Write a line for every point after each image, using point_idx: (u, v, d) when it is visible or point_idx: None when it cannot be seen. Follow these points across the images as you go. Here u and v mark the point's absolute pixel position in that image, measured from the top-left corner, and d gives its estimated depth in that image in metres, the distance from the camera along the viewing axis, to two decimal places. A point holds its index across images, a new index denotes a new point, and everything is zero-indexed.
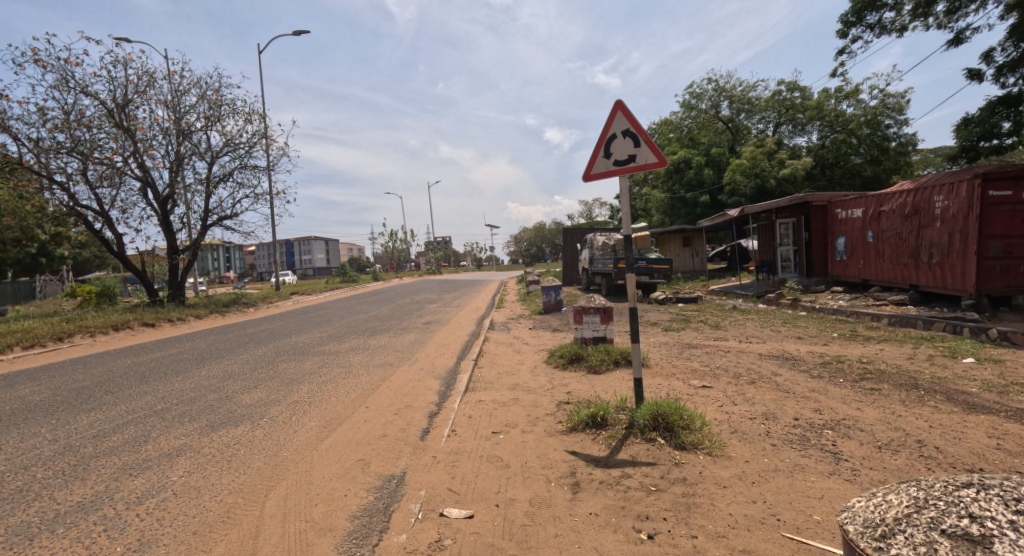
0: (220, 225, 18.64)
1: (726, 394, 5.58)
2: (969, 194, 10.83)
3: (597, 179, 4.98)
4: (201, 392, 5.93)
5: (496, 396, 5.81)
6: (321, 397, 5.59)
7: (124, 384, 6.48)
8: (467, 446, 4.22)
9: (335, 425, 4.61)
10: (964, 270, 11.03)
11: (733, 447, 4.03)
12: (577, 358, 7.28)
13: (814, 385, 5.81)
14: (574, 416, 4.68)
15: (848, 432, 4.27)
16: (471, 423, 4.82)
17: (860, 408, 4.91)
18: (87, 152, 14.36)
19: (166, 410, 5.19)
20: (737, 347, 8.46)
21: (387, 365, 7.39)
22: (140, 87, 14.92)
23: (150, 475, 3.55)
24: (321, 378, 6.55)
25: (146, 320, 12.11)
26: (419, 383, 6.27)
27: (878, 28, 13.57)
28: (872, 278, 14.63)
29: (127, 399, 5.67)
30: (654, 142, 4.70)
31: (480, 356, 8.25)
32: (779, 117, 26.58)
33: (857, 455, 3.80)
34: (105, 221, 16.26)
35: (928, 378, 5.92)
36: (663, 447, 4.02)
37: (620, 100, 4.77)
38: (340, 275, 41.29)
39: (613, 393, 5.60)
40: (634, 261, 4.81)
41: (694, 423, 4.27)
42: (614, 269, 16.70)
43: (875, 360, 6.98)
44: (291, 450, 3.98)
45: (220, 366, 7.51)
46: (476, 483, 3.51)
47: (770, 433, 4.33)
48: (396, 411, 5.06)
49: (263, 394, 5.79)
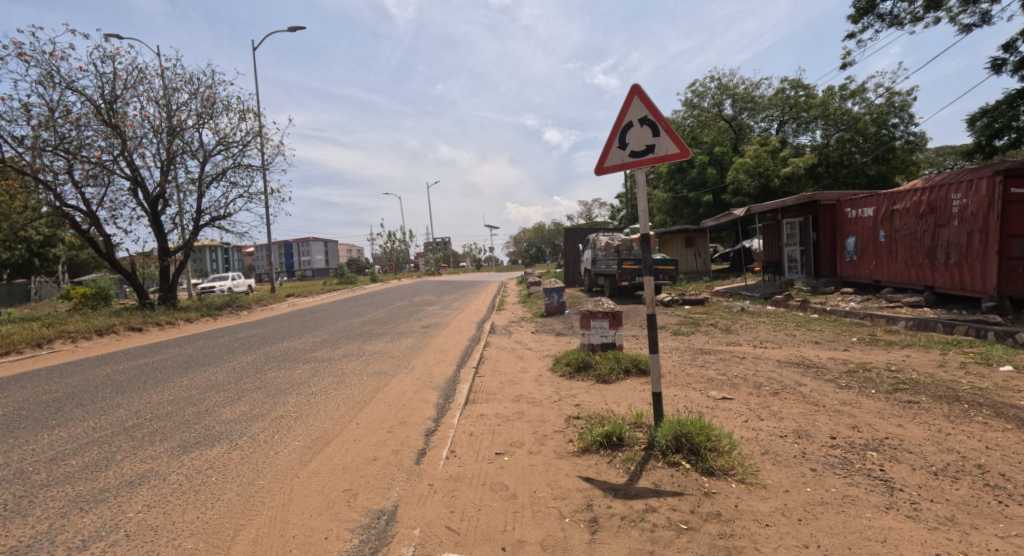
0: (212, 225, 18.10)
1: (750, 407, 5.11)
2: (990, 191, 10.37)
3: (611, 172, 4.53)
4: (179, 406, 5.44)
5: (498, 409, 5.34)
6: (308, 412, 5.13)
7: (97, 396, 6.00)
8: (468, 472, 3.75)
9: (320, 446, 4.14)
10: (984, 270, 10.59)
11: (767, 473, 3.57)
12: (585, 366, 6.78)
13: (845, 398, 5.34)
14: (586, 435, 4.21)
15: (895, 454, 3.81)
16: (472, 443, 4.35)
17: (902, 424, 4.44)
18: (74, 150, 13.87)
19: (136, 427, 4.70)
20: (753, 353, 7.99)
21: (382, 374, 6.92)
22: (129, 83, 14.42)
23: (103, 510, 3.06)
24: (310, 389, 6.06)
25: (133, 324, 11.67)
26: (415, 395, 5.80)
27: (889, 18, 13.15)
28: (884, 278, 14.16)
29: (98, 414, 5.19)
30: (675, 130, 4.24)
31: (481, 363, 7.75)
32: (783, 115, 26.16)
33: (911, 483, 3.34)
34: (94, 222, 15.75)
35: (968, 389, 5.43)
36: (689, 473, 3.55)
37: (637, 84, 4.32)
38: (336, 276, 40.65)
39: (626, 407, 5.13)
40: (652, 263, 4.33)
41: (722, 444, 3.81)
42: (618, 269, 16.24)
43: (905, 369, 6.47)
44: (268, 478, 3.51)
45: (203, 375, 7.03)
46: (478, 521, 3.04)
47: (807, 455, 3.86)
48: (389, 429, 4.59)
49: (246, 408, 5.31)
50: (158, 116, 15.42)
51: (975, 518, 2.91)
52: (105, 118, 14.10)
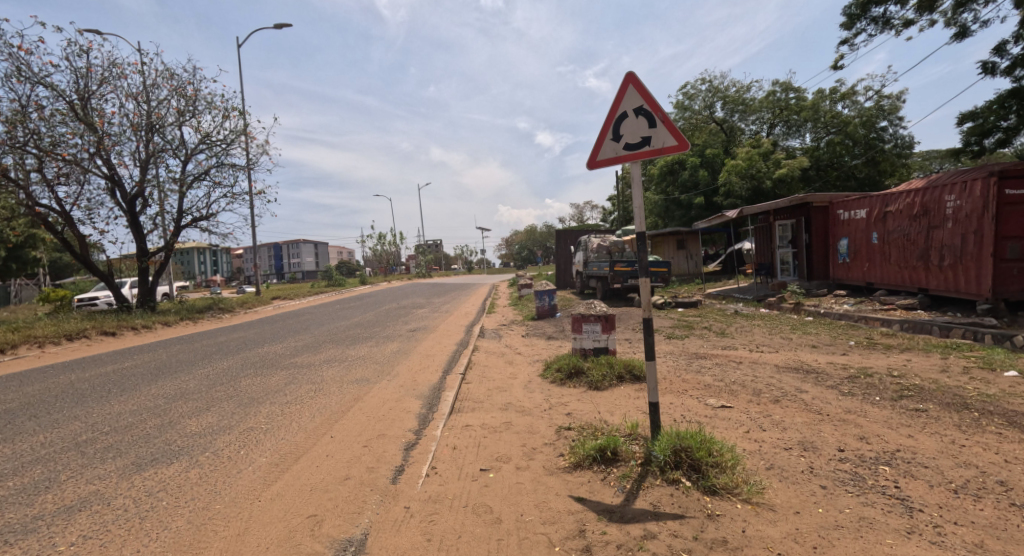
0: (194, 226, 17.59)
1: (750, 416, 4.83)
2: (984, 193, 10.24)
3: (605, 166, 4.26)
4: (141, 417, 5.06)
5: (485, 419, 5.02)
6: (281, 423, 4.79)
7: (54, 406, 5.59)
8: (448, 491, 3.42)
9: (288, 463, 3.79)
10: (979, 273, 10.45)
11: (774, 491, 3.27)
12: (576, 372, 6.48)
13: (848, 405, 5.09)
14: (578, 450, 3.90)
15: (909, 470, 3.52)
16: (455, 458, 4.02)
17: (912, 435, 4.18)
18: (46, 147, 13.38)
19: (89, 442, 4.33)
20: (750, 357, 7.75)
21: (364, 381, 6.57)
22: (106, 77, 13.91)
23: (29, 544, 2.70)
24: (285, 398, 5.69)
25: (106, 328, 11.20)
26: (396, 404, 5.46)
27: (882, 21, 13.02)
28: (877, 281, 14.02)
29: (51, 427, 4.80)
30: (673, 121, 3.95)
31: (468, 369, 7.41)
32: (774, 117, 26.09)
33: (931, 503, 3.06)
34: (68, 221, 15.20)
35: (975, 396, 5.18)
36: (690, 492, 3.25)
37: (632, 71, 4.04)
38: (326, 279, 40.07)
39: (621, 417, 4.83)
40: (648, 264, 4.01)
41: (725, 460, 3.52)
42: (610, 271, 15.98)
43: (908, 375, 6.22)
44: (226, 502, 3.16)
45: (174, 382, 6.64)
46: (457, 551, 2.71)
47: (816, 470, 3.58)
48: (365, 443, 4.25)
49: (214, 420, 4.94)
50: (136, 113, 14.92)
51: (1005, 545, 2.63)
52: (79, 115, 13.59)
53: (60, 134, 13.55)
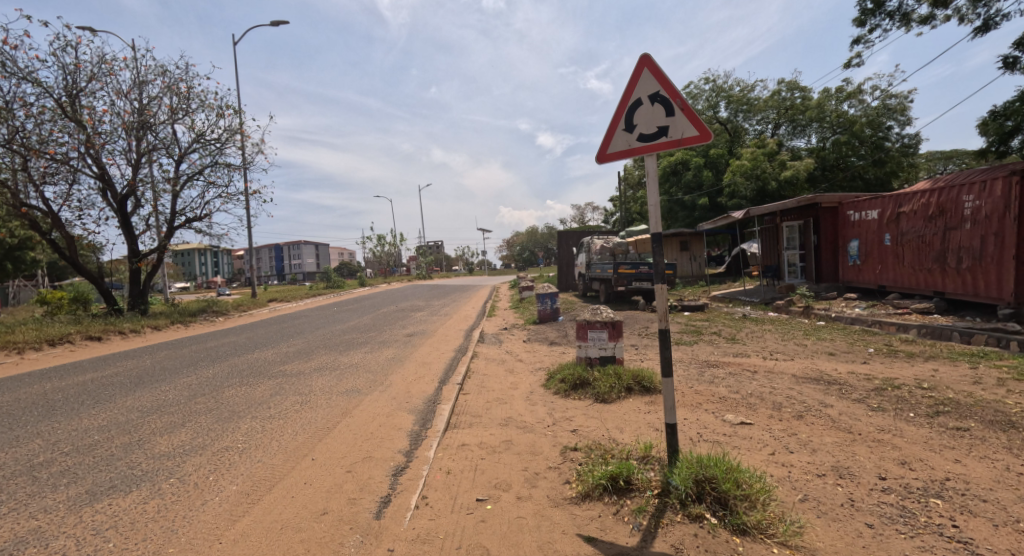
0: (188, 227, 17.18)
1: (774, 435, 4.39)
2: (1006, 192, 9.78)
3: (615, 159, 3.86)
4: (109, 434, 4.65)
5: (482, 437, 4.58)
6: (260, 442, 4.37)
7: (20, 420, 5.20)
8: (440, 529, 3.00)
9: (261, 493, 3.36)
10: (1000, 276, 9.99)
11: (814, 532, 2.84)
12: (582, 384, 6.04)
13: (880, 423, 4.64)
14: (586, 477, 3.46)
15: (966, 505, 3.08)
16: (449, 485, 3.60)
17: (959, 460, 3.74)
18: (31, 145, 12.99)
19: (45, 465, 3.91)
20: (765, 366, 7.29)
21: (355, 392, 6.16)
22: (95, 74, 13.53)
23: None
24: (268, 412, 5.27)
25: (91, 333, 10.78)
26: (387, 420, 5.04)
27: (899, 16, 12.58)
28: (889, 284, 13.55)
29: (7, 446, 4.37)
30: (694, 109, 3.52)
31: (467, 378, 6.95)
32: (779, 117, 25.59)
33: (1000, 549, 2.63)
34: (56, 222, 14.78)
35: (1018, 413, 4.75)
36: (717, 531, 2.82)
37: (647, 54, 3.63)
38: (325, 281, 39.66)
39: (632, 436, 4.39)
40: (665, 269, 3.58)
41: (756, 492, 3.08)
42: (614, 274, 15.55)
43: (939, 387, 5.76)
44: (180, 544, 2.74)
45: (154, 393, 6.23)
46: None
47: (857, 504, 3.14)
48: (349, 467, 3.82)
49: (187, 438, 4.52)
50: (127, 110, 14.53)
51: None
52: (66, 112, 13.18)
53: (48, 132, 13.18)
